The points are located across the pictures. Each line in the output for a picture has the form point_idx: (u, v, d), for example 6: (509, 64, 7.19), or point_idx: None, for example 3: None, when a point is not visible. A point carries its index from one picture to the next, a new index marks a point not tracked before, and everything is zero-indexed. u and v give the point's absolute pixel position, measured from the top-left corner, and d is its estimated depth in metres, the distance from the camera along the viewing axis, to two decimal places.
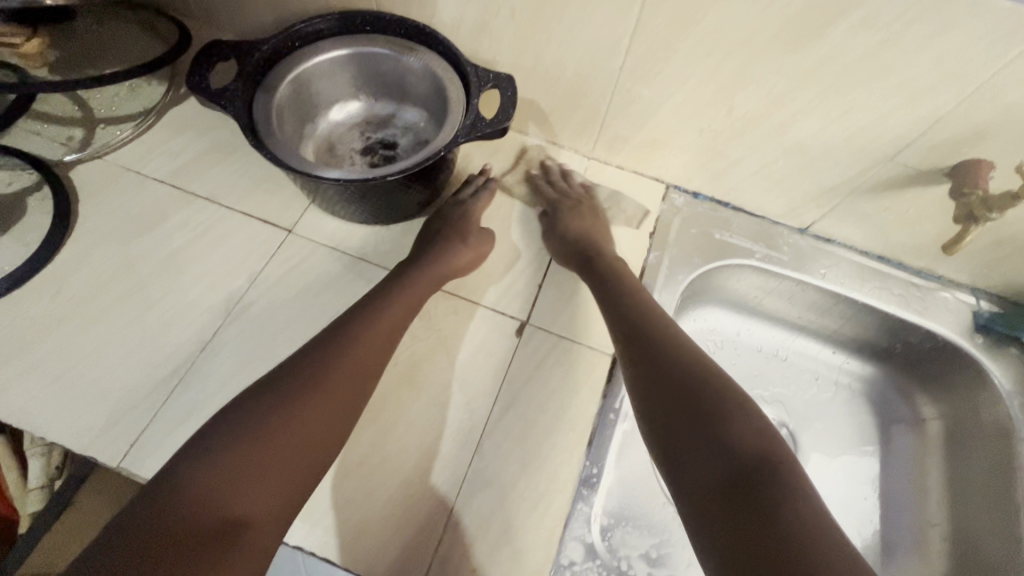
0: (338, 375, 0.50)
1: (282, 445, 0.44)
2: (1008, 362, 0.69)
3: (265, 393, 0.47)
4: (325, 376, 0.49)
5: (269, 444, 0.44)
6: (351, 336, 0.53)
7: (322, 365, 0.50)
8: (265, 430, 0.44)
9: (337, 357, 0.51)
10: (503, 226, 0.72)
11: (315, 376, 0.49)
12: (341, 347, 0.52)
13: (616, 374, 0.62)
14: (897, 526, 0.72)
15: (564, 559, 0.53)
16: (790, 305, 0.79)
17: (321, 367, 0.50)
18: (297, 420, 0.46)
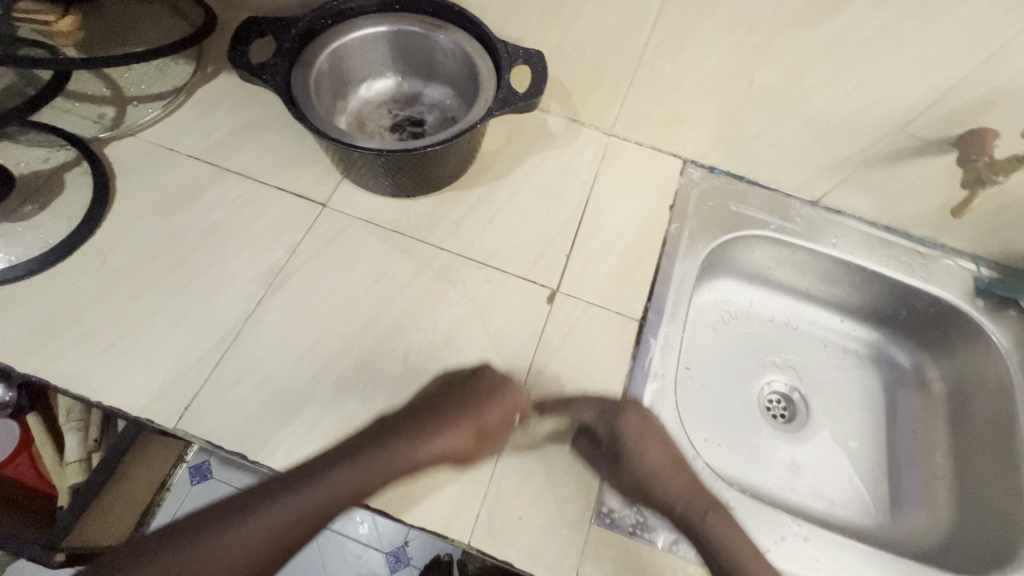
0: (358, 483, 0.50)
1: (262, 534, 0.47)
2: (1007, 322, 0.73)
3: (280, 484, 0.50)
4: (341, 479, 0.50)
5: (263, 535, 0.47)
6: (387, 457, 0.53)
7: (354, 456, 0.52)
8: (255, 515, 0.47)
9: (366, 465, 0.51)
10: (530, 199, 0.75)
11: (335, 474, 0.50)
12: (365, 462, 0.52)
13: (644, 338, 0.66)
14: (907, 480, 0.76)
15: (604, 506, 0.56)
16: (801, 275, 0.82)
17: (337, 474, 0.50)
18: (292, 506, 0.48)
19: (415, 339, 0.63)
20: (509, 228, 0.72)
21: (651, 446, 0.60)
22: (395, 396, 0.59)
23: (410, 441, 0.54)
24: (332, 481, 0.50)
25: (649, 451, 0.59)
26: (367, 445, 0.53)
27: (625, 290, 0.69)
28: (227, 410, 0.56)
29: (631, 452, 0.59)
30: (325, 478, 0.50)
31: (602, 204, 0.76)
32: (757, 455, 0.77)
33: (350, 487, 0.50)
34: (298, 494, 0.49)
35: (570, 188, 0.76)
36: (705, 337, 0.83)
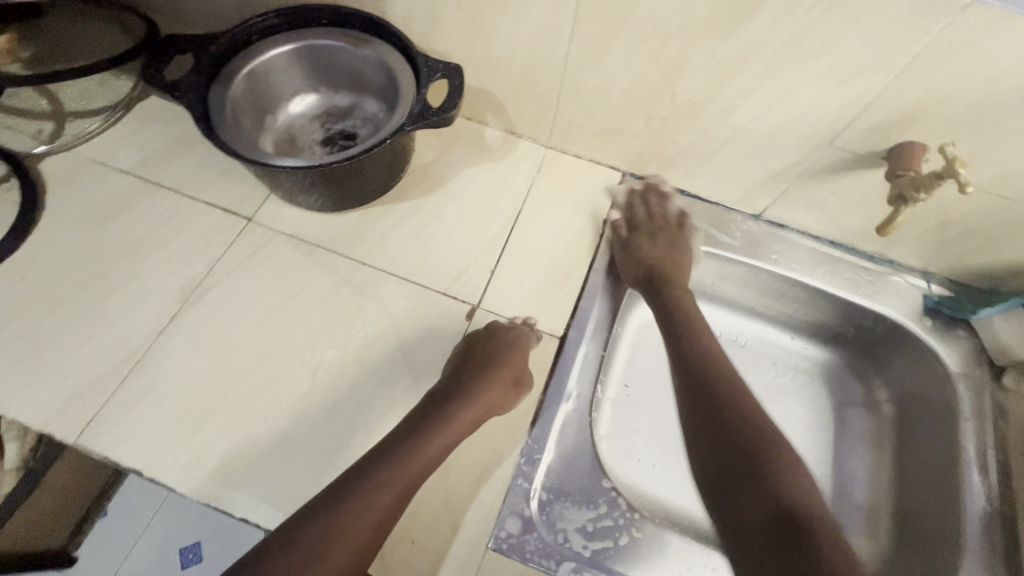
0: (419, 464, 0.53)
1: (348, 548, 0.48)
2: (955, 343, 0.70)
3: (346, 490, 0.51)
4: (396, 470, 0.52)
5: (366, 524, 0.49)
6: (443, 422, 0.56)
7: (402, 449, 0.54)
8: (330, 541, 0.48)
9: (423, 446, 0.54)
10: (460, 212, 0.74)
11: (393, 462, 0.53)
12: (423, 440, 0.54)
13: (562, 358, 0.64)
14: (849, 508, 0.73)
15: (502, 531, 0.55)
16: (745, 290, 0.80)
17: (393, 464, 0.52)
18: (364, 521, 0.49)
19: (327, 354, 0.62)
20: (435, 242, 0.71)
21: (671, 233, 0.73)
22: (299, 414, 0.59)
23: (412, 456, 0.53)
24: (386, 475, 0.52)
25: (647, 248, 0.71)
26: (416, 423, 0.56)
27: (548, 306, 0.68)
28: (130, 425, 0.56)
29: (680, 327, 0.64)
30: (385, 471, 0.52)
31: (533, 218, 0.74)
32: None
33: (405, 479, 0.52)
34: (367, 492, 0.51)
35: (502, 201, 0.75)
36: (646, 354, 0.81)
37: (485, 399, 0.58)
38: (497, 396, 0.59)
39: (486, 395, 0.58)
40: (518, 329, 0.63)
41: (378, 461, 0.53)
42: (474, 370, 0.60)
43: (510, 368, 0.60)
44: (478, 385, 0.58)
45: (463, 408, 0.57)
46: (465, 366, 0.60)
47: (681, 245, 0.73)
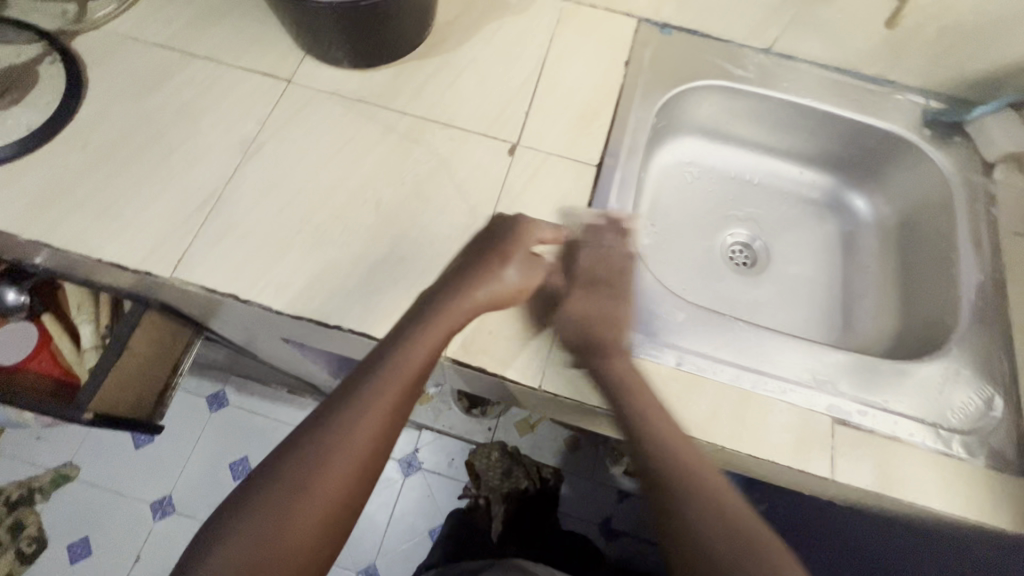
0: (412, 366, 0.54)
1: (339, 476, 0.49)
2: (950, 147, 0.77)
3: (350, 392, 0.53)
4: (390, 373, 0.53)
5: (348, 454, 0.50)
6: (441, 312, 0.57)
7: (392, 353, 0.55)
8: (335, 446, 0.50)
9: (418, 340, 0.55)
10: (488, 63, 0.77)
11: (386, 368, 0.54)
12: (415, 336, 0.56)
13: (602, 182, 0.70)
14: (857, 307, 0.81)
15: None
16: (757, 126, 0.85)
17: (388, 365, 0.54)
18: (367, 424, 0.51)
19: (385, 192, 0.67)
20: (469, 91, 0.75)
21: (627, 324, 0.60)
22: (369, 242, 0.65)
23: (405, 352, 0.55)
24: (381, 379, 0.53)
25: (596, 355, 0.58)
26: (414, 316, 0.57)
27: (582, 140, 0.73)
28: (218, 258, 0.62)
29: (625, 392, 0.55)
30: (379, 375, 0.53)
31: (558, 64, 0.78)
32: (721, 298, 0.82)
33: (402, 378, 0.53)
34: (347, 422, 0.51)
35: (526, 52, 0.78)
36: (668, 194, 0.87)
37: (483, 289, 0.58)
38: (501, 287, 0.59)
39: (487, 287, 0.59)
40: (524, 225, 0.63)
41: (350, 391, 0.53)
42: (472, 263, 0.61)
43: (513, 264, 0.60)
44: (456, 294, 0.58)
45: (461, 297, 0.58)
46: (471, 257, 0.61)
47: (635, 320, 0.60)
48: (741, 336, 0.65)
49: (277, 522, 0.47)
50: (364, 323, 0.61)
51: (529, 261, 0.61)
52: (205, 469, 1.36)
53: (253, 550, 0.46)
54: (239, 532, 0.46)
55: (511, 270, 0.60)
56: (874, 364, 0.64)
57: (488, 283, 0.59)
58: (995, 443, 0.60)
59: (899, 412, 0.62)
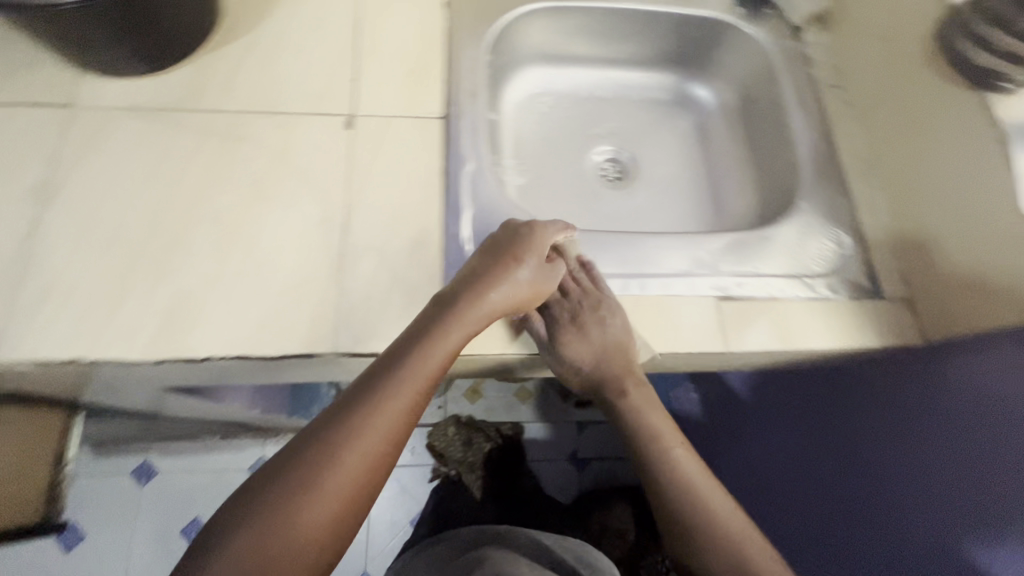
0: (429, 370, 0.51)
1: (334, 491, 0.45)
2: (762, 21, 0.81)
3: (357, 396, 0.49)
4: (398, 379, 0.50)
5: (346, 469, 0.46)
6: (451, 321, 0.54)
7: (414, 351, 0.52)
8: (336, 450, 0.46)
9: (428, 346, 0.52)
10: (297, 36, 0.71)
11: (405, 366, 0.50)
12: (438, 334, 0.52)
13: (450, 132, 0.68)
14: (722, 191, 0.86)
15: (451, 279, 0.61)
16: (592, 41, 0.85)
17: (410, 364, 0.51)
18: (367, 447, 0.47)
19: (222, 202, 0.61)
20: (285, 70, 0.69)
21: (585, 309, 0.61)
22: (219, 259, 0.59)
23: (414, 359, 0.51)
24: (389, 385, 0.49)
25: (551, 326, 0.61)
26: (434, 314, 0.54)
27: (419, 95, 0.70)
28: (44, 324, 0.54)
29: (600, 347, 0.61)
30: (391, 379, 0.50)
31: (374, 21, 0.73)
32: (602, 216, 0.85)
33: (415, 385, 0.50)
34: (339, 437, 0.46)
35: (337, 13, 0.73)
36: (528, 131, 0.87)
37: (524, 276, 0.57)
38: (509, 294, 0.57)
39: (502, 287, 0.56)
40: (538, 232, 0.61)
41: (347, 403, 0.48)
42: (520, 244, 0.59)
43: (527, 264, 0.58)
44: (484, 285, 0.56)
45: (476, 300, 0.55)
46: (483, 257, 0.59)
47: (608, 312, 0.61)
48: (622, 247, 0.67)
49: (269, 543, 0.43)
50: (238, 345, 0.56)
51: (549, 266, 0.60)
52: (152, 548, 1.25)
53: (248, 558, 0.42)
54: (227, 556, 0.42)
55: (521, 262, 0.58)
56: (743, 240, 0.69)
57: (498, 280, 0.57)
58: (852, 275, 0.68)
59: (770, 274, 0.67)
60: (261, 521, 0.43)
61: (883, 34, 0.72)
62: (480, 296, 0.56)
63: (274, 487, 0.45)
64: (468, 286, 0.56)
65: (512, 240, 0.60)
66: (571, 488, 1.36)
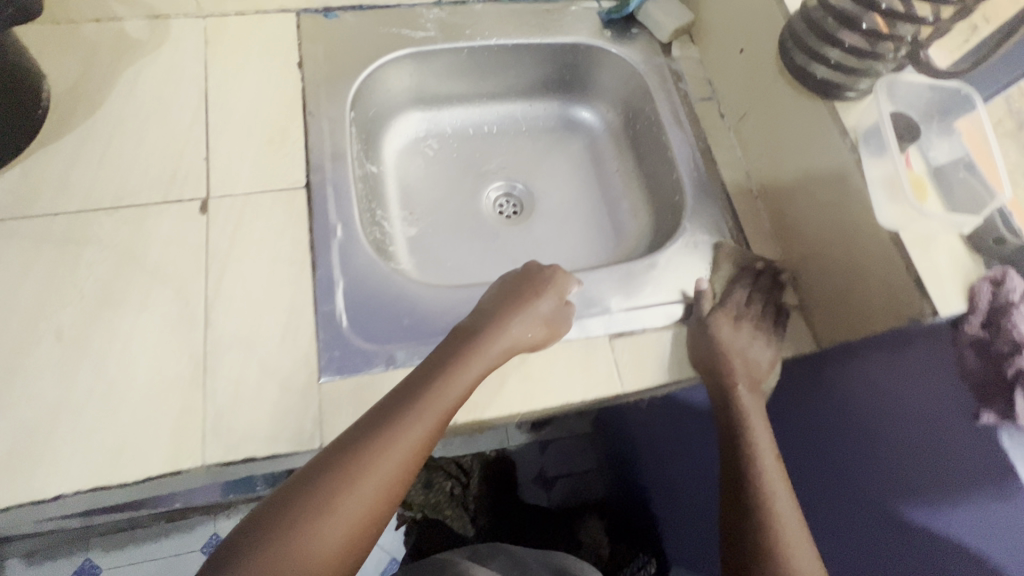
0: (453, 394, 0.53)
1: (355, 508, 0.45)
2: (630, 41, 0.81)
3: (385, 414, 0.50)
4: (424, 401, 0.51)
5: (372, 484, 0.46)
6: (476, 352, 0.56)
7: (438, 375, 0.53)
8: (366, 462, 0.46)
9: (454, 373, 0.54)
10: (139, 119, 0.66)
11: (426, 390, 0.52)
12: (461, 362, 0.55)
13: (315, 202, 0.65)
14: (619, 212, 0.85)
15: (329, 362, 0.58)
16: (468, 78, 0.83)
17: (432, 389, 0.52)
18: (384, 470, 0.47)
19: (65, 315, 0.56)
20: (128, 158, 0.64)
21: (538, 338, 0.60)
22: (65, 380, 0.54)
23: (438, 383, 0.53)
24: (414, 406, 0.50)
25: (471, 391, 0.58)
26: (456, 345, 0.57)
27: (278, 166, 0.66)
28: None
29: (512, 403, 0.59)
30: (415, 401, 0.51)
31: (224, 92, 0.69)
32: (502, 255, 0.82)
33: (441, 407, 0.51)
34: (370, 452, 0.47)
35: (182, 89, 0.68)
36: (416, 177, 0.84)
37: (535, 311, 0.60)
38: (525, 334, 0.59)
39: (521, 319, 0.59)
40: (555, 271, 0.65)
41: (376, 419, 0.49)
42: (528, 281, 0.63)
43: (548, 298, 0.62)
44: (506, 317, 0.59)
45: (498, 330, 0.58)
46: (509, 286, 0.63)
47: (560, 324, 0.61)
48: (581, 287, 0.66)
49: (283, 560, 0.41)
50: (92, 475, 0.51)
51: (564, 305, 0.63)
52: None
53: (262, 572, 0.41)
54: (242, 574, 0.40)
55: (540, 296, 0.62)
56: (631, 269, 0.68)
57: (514, 314, 0.60)
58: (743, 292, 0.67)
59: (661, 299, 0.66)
60: (279, 537, 0.42)
61: (741, 45, 0.72)
62: (497, 328, 0.58)
63: (295, 500, 0.44)
64: (495, 317, 0.59)
65: (529, 278, 0.64)
66: (541, 497, 1.29)
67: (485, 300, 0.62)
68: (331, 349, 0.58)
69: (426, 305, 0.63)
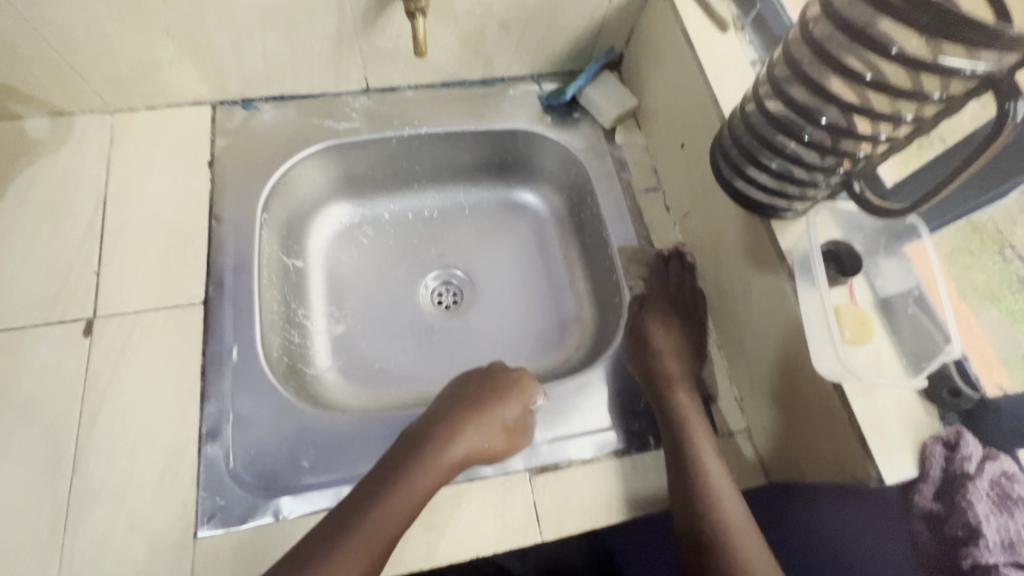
0: (395, 518, 0.50)
1: None
2: (572, 127, 0.76)
3: (323, 540, 0.48)
4: (364, 527, 0.49)
5: None
6: (426, 465, 0.53)
7: (382, 495, 0.51)
8: None
9: (399, 494, 0.51)
10: (29, 228, 0.62)
11: (369, 512, 0.50)
12: (407, 477, 0.52)
13: (211, 320, 0.59)
14: (565, 304, 0.79)
15: (208, 515, 0.52)
16: (402, 165, 0.79)
17: (374, 512, 0.50)
18: None
19: None
20: (11, 274, 0.59)
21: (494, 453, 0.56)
22: None
23: (378, 506, 0.50)
24: (352, 533, 0.48)
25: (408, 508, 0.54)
26: (404, 456, 0.54)
27: (176, 278, 0.61)
28: None
29: (417, 556, 0.53)
30: (351, 528, 0.49)
31: (126, 196, 0.65)
32: (437, 353, 0.76)
33: (380, 535, 0.49)
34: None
35: (81, 193, 0.64)
36: (348, 268, 0.79)
37: (493, 419, 0.57)
38: (481, 445, 0.55)
39: (476, 431, 0.56)
40: (520, 376, 0.61)
41: (318, 545, 0.48)
42: (492, 385, 0.60)
43: (510, 405, 0.58)
44: (460, 426, 0.56)
45: (451, 442, 0.55)
46: (466, 388, 0.60)
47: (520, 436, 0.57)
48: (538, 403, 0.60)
49: None
50: None
51: (529, 412, 0.59)
52: None
53: None
54: None
55: (503, 401, 0.59)
56: (561, 389, 0.62)
57: (471, 425, 0.56)
58: None
59: (600, 429, 0.60)
60: None
61: (682, 139, 0.67)
62: (451, 441, 0.55)
63: None
64: (445, 426, 0.56)
65: (491, 380, 0.61)
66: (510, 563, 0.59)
67: (440, 403, 0.59)
68: (212, 496, 0.52)
69: (328, 438, 0.56)
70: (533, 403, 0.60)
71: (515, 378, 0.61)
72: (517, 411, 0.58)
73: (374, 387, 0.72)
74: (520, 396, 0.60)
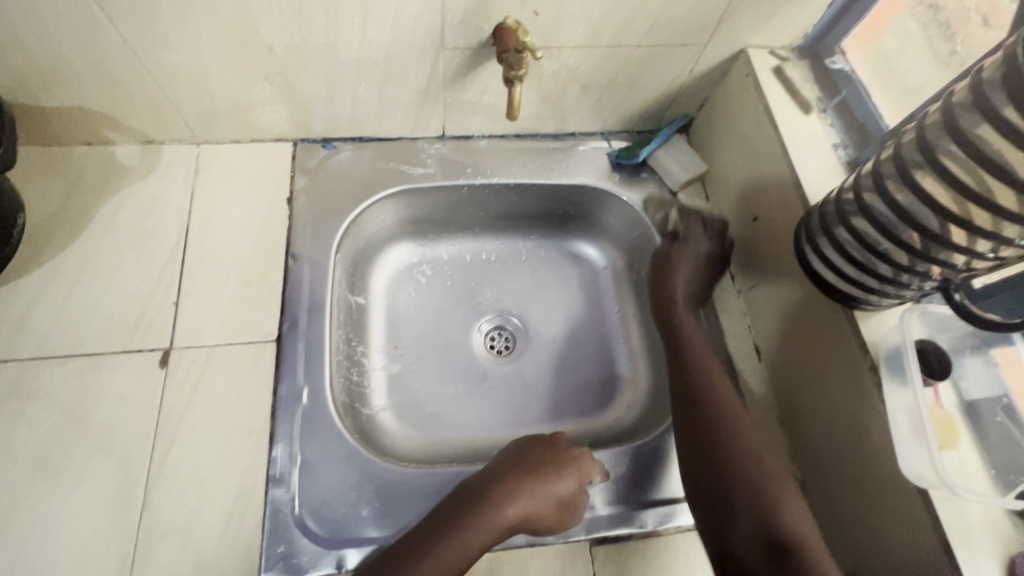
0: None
1: None
2: (639, 186, 0.77)
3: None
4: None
5: None
6: (477, 526, 0.52)
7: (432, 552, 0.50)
8: None
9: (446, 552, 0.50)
10: (114, 254, 0.63)
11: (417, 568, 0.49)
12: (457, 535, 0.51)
13: (284, 360, 0.60)
14: (617, 361, 0.79)
15: (270, 561, 0.52)
16: (466, 209, 0.79)
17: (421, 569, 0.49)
18: None
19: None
20: (95, 298, 0.61)
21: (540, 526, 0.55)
22: None
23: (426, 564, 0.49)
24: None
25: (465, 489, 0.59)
26: (456, 511, 0.53)
27: (251, 314, 0.62)
28: None
29: None
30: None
31: (207, 227, 0.66)
32: (488, 401, 0.75)
33: None
34: None
35: (165, 221, 0.66)
36: (404, 306, 0.79)
37: (549, 490, 0.55)
38: (532, 511, 0.54)
39: (529, 501, 0.54)
40: (581, 455, 0.59)
41: None
42: (552, 454, 0.58)
43: (565, 481, 0.56)
44: (516, 491, 0.55)
45: (504, 507, 0.54)
46: (524, 453, 0.59)
47: (569, 513, 0.56)
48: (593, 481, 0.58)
49: None
50: None
51: (583, 488, 0.57)
52: None
53: None
54: None
55: (560, 474, 0.57)
56: (627, 457, 0.61)
57: (525, 494, 0.55)
58: None
59: (669, 499, 0.59)
60: None
61: (755, 213, 0.68)
62: (505, 507, 0.54)
63: None
64: (501, 490, 0.55)
65: (552, 448, 0.59)
66: None
67: (499, 462, 0.58)
68: (277, 542, 0.52)
69: (389, 489, 0.56)
70: (589, 480, 0.58)
71: (576, 455, 0.59)
72: (570, 486, 0.57)
73: (424, 431, 0.72)
74: (576, 472, 0.57)
